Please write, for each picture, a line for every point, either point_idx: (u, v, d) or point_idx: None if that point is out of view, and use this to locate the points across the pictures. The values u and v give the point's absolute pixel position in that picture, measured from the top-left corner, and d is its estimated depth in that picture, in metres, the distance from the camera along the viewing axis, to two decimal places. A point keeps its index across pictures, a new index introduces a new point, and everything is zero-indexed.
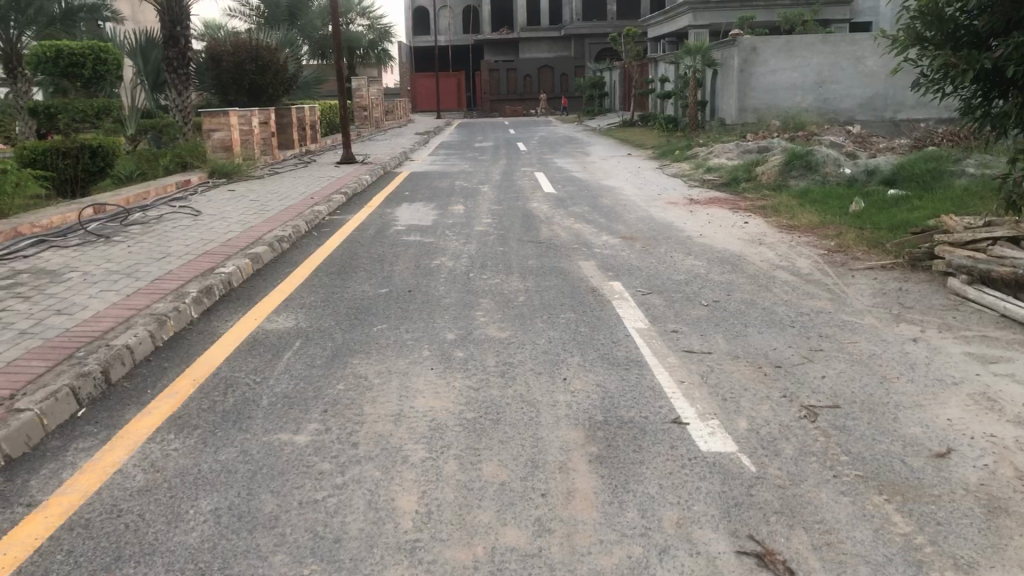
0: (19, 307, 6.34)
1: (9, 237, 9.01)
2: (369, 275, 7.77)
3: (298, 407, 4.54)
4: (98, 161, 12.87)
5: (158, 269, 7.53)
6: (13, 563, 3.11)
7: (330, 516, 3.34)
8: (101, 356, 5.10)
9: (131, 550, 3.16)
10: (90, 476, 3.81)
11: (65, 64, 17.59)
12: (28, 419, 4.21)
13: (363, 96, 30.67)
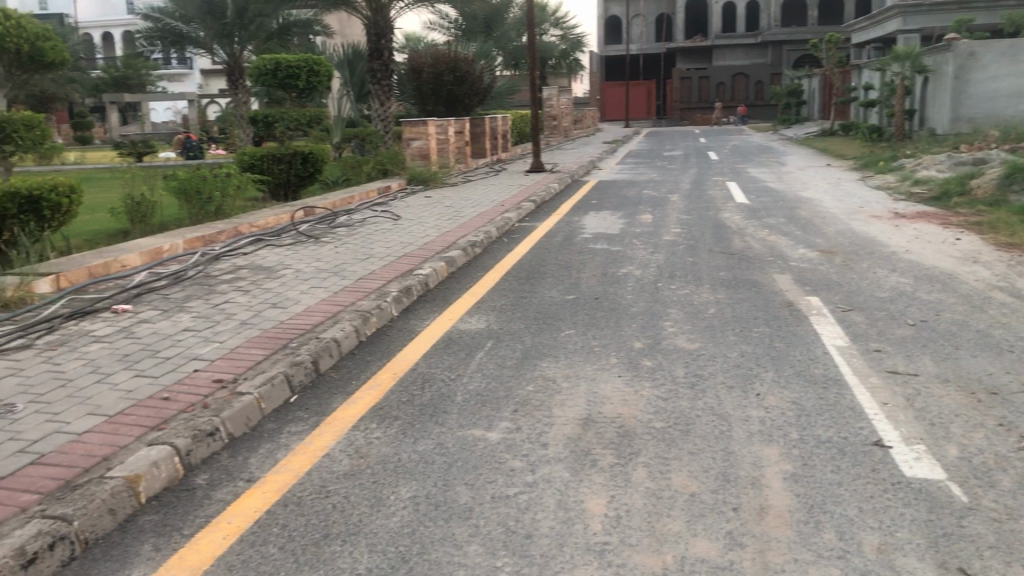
0: (239, 300, 6.89)
1: (230, 236, 9.78)
2: (558, 281, 7.89)
3: (490, 406, 4.68)
4: (309, 167, 13.69)
5: (361, 269, 7.98)
6: (236, 531, 3.41)
7: (521, 512, 3.44)
8: (312, 348, 5.48)
9: (338, 529, 3.38)
10: (301, 457, 4.11)
11: (283, 75, 18.82)
12: (248, 401, 4.59)
13: (554, 106, 31.14)
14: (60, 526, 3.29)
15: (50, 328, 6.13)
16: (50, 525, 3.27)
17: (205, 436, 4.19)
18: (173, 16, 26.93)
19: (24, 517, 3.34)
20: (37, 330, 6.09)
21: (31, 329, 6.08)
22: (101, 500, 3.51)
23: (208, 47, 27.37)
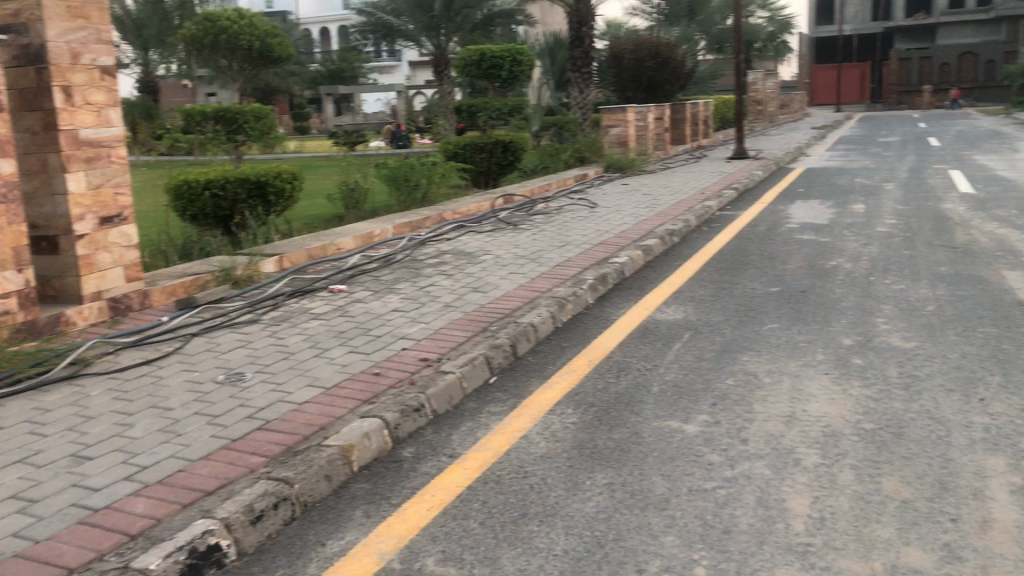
0: (443, 283, 7.17)
1: (435, 221, 10.17)
2: (760, 272, 7.65)
3: (687, 398, 4.62)
4: (509, 155, 13.90)
5: (559, 256, 8.07)
6: (440, 504, 3.57)
7: (719, 507, 3.38)
8: (511, 331, 5.62)
9: (535, 509, 3.46)
10: (501, 437, 4.23)
11: (487, 66, 19.36)
12: (451, 380, 4.78)
13: (759, 91, 30.11)
14: (283, 488, 3.57)
15: (275, 305, 6.64)
16: (274, 486, 3.55)
17: (412, 411, 4.40)
18: (384, 11, 28.26)
19: (252, 477, 3.65)
20: (262, 306, 6.61)
21: (257, 305, 6.60)
22: (318, 466, 3.77)
23: (417, 39, 28.51)
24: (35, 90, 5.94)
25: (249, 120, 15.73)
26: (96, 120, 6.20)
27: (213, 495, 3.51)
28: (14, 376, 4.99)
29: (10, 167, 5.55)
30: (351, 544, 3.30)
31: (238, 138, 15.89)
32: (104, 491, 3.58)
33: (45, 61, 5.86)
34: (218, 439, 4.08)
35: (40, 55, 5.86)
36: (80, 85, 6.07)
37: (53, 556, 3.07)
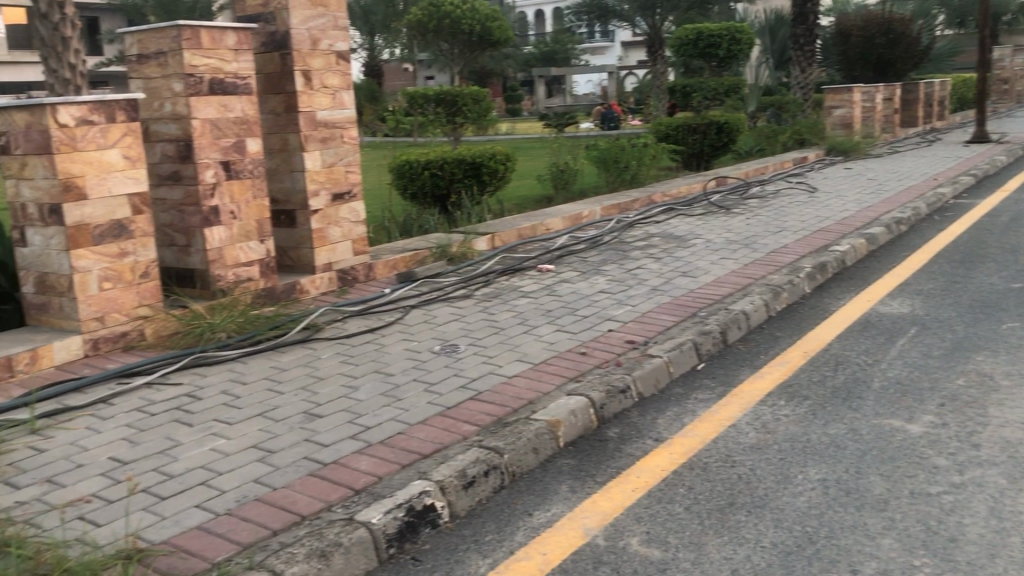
0: (651, 267, 7.12)
1: (645, 203, 10.10)
2: (1001, 266, 7.04)
3: (912, 396, 4.36)
4: (723, 137, 13.54)
5: (774, 242, 7.80)
6: (645, 486, 3.58)
7: (944, 513, 3.17)
8: (721, 318, 5.51)
9: (743, 499, 3.39)
10: (708, 424, 4.17)
11: (704, 45, 18.92)
12: (658, 364, 4.76)
13: (1006, 68, 27.54)
14: (493, 456, 3.70)
15: (487, 282, 6.86)
16: (485, 454, 3.70)
17: (618, 392, 4.43)
18: None
19: (465, 444, 3.82)
20: (475, 282, 6.85)
21: (471, 281, 6.85)
22: (527, 438, 3.88)
23: (631, 20, 28.34)
24: (279, 74, 6.43)
25: (468, 103, 16.28)
26: (331, 103, 6.63)
27: (428, 458, 3.71)
28: (254, 337, 5.47)
29: (256, 145, 6.06)
30: (557, 517, 3.38)
31: (457, 120, 16.55)
32: (332, 447, 3.87)
33: (288, 47, 6.32)
34: (434, 406, 4.29)
35: (284, 41, 6.34)
36: (318, 69, 6.51)
37: (288, 503, 3.36)
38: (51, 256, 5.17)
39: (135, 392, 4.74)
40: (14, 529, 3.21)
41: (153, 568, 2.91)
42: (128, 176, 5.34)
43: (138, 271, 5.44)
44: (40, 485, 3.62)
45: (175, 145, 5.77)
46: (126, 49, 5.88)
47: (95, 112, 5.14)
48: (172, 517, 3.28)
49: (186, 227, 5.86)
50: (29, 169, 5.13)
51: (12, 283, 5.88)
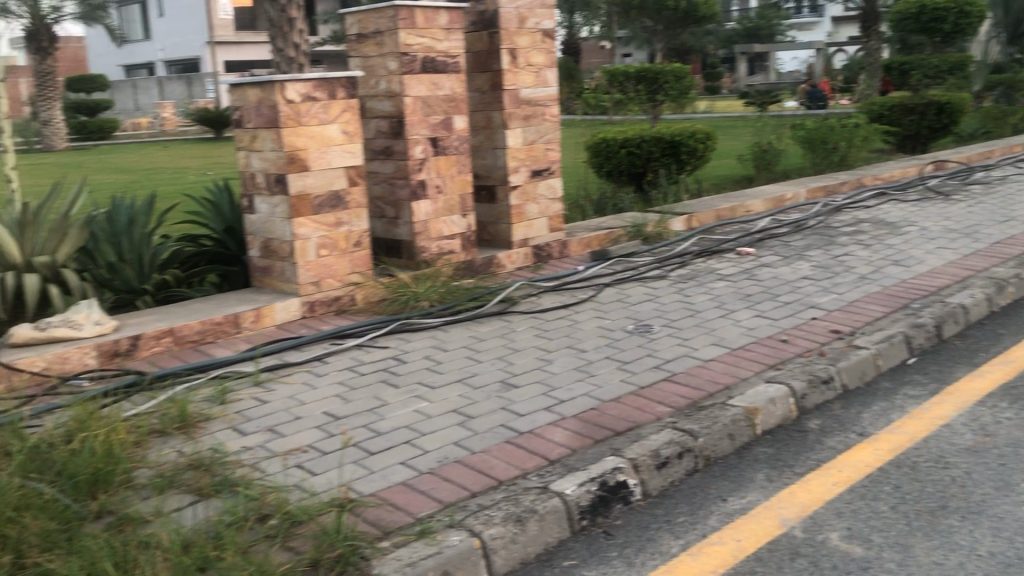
0: (860, 253, 6.78)
1: (853, 187, 9.61)
2: None
3: None
4: (944, 119, 12.62)
5: (999, 233, 7.21)
6: (848, 480, 3.44)
7: None
8: (937, 311, 5.17)
9: (957, 504, 3.20)
10: (919, 422, 3.95)
11: (926, 19, 17.64)
12: (865, 356, 4.54)
13: None
14: (687, 439, 3.68)
15: (683, 263, 6.77)
16: (679, 436, 3.68)
17: (820, 383, 4.27)
18: None
19: (659, 425, 3.81)
20: (671, 263, 6.78)
21: (667, 262, 6.79)
22: (723, 423, 3.82)
23: None
24: (487, 52, 6.59)
25: (670, 80, 16.02)
26: (535, 81, 6.73)
27: (622, 435, 3.73)
28: (455, 307, 5.69)
29: (463, 122, 6.26)
30: (753, 505, 3.32)
31: (657, 97, 16.37)
32: (527, 417, 3.97)
33: (496, 26, 6.47)
34: (627, 384, 4.31)
35: (493, 21, 6.50)
36: (524, 48, 6.62)
37: (486, 467, 3.49)
38: (275, 223, 5.59)
39: (346, 352, 5.05)
40: (243, 470, 3.52)
41: (363, 517, 3.12)
42: (345, 150, 5.67)
43: (352, 240, 5.78)
44: (264, 433, 3.94)
45: (389, 121, 6.05)
46: (347, 29, 6.20)
47: (319, 89, 5.49)
48: (380, 472, 3.48)
49: (395, 200, 6.16)
50: (258, 141, 5.55)
51: (239, 246, 6.36)
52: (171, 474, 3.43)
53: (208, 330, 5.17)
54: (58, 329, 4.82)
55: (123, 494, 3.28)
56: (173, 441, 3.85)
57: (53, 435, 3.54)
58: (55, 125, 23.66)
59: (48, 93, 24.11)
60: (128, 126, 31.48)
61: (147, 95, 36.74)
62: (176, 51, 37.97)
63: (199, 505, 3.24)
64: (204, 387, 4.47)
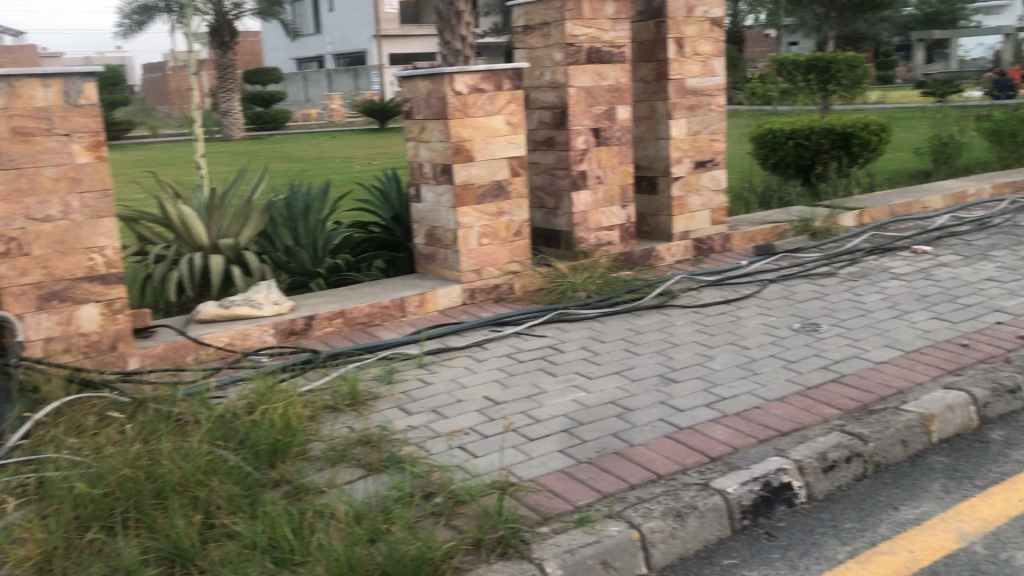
0: None
1: None
2: None
3: None
4: None
5: None
6: None
7: None
8: None
9: None
10: None
11: None
12: None
13: None
14: (857, 443, 3.54)
15: (852, 261, 6.49)
16: (848, 440, 3.54)
17: (1005, 392, 4.01)
18: None
19: (825, 427, 3.69)
20: (839, 260, 6.51)
21: (835, 259, 6.53)
22: (896, 429, 3.65)
23: None
24: (653, 42, 6.52)
25: (842, 69, 15.25)
26: (702, 70, 6.62)
27: (787, 436, 3.64)
28: (613, 298, 5.67)
29: (627, 113, 6.23)
30: (928, 516, 3.16)
31: (829, 86, 15.72)
32: (688, 412, 3.92)
33: (664, 15, 6.40)
34: (792, 384, 4.18)
35: (660, 10, 6.42)
36: (691, 37, 6.52)
37: (645, 460, 3.47)
38: (440, 212, 5.75)
39: (505, 339, 5.14)
40: (409, 448, 3.66)
41: (524, 502, 3.18)
42: (509, 140, 5.76)
43: (512, 229, 5.87)
44: (428, 413, 4.08)
45: (552, 112, 6.09)
46: (514, 21, 6.28)
47: (486, 81, 5.60)
48: (539, 458, 3.53)
49: (556, 191, 6.19)
50: (427, 132, 5.72)
51: (405, 235, 6.58)
52: (343, 448, 3.62)
53: (375, 313, 5.38)
54: (240, 308, 5.14)
55: (298, 464, 3.47)
56: (343, 417, 4.04)
57: (237, 405, 3.77)
58: (234, 115, 25.13)
59: (228, 85, 25.62)
60: (300, 117, 33.07)
61: (317, 87, 38.46)
62: (344, 44, 39.53)
63: (369, 479, 3.40)
64: (372, 367, 4.66)
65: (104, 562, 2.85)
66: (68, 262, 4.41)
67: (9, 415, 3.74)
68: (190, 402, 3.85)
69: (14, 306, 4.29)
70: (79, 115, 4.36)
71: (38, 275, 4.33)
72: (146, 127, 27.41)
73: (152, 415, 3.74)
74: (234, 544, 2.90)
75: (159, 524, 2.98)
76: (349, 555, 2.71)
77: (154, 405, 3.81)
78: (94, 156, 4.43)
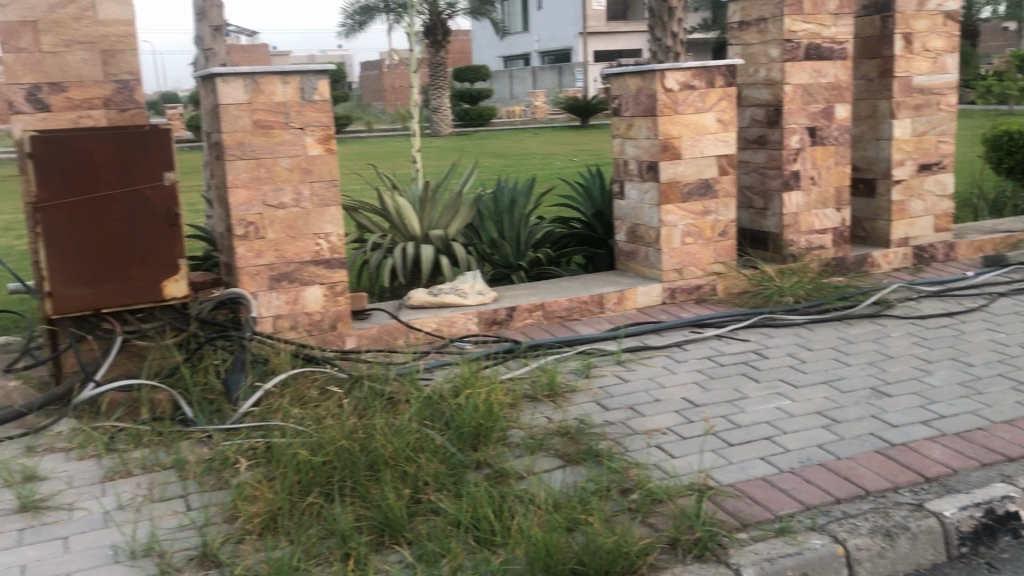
0: None
1: None
2: None
3: None
4: None
5: None
6: None
7: None
8: None
9: None
10: None
11: None
12: None
13: None
14: None
15: None
16: None
17: None
18: None
19: None
20: None
21: None
22: None
23: None
24: (878, 38, 6.19)
25: None
26: (931, 67, 6.23)
27: (1016, 462, 3.38)
28: (822, 305, 5.45)
29: (845, 111, 5.98)
30: None
31: None
32: (902, 428, 3.71)
33: (891, 10, 6.06)
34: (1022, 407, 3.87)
35: (888, 3, 6.08)
36: (922, 32, 6.15)
37: (853, 475, 3.33)
38: (644, 209, 5.73)
39: (707, 341, 5.06)
40: (607, 443, 3.69)
41: (723, 506, 3.12)
42: (719, 138, 5.66)
43: (718, 229, 5.77)
44: (626, 410, 4.09)
45: (765, 110, 5.92)
46: (729, 17, 6.13)
47: (698, 78, 5.53)
48: (739, 463, 3.47)
49: (766, 190, 6.02)
50: (634, 129, 5.71)
51: (606, 231, 6.59)
52: (542, 437, 3.70)
53: (575, 308, 5.45)
54: (448, 296, 5.36)
55: (499, 450, 3.59)
56: (542, 407, 4.14)
57: (443, 387, 3.94)
58: (443, 112, 26.10)
59: (439, 82, 26.68)
60: (504, 114, 33.90)
61: (522, 85, 39.24)
62: (550, 43, 40.08)
63: (567, 471, 3.46)
64: (571, 360, 4.73)
65: (322, 526, 3.08)
66: (297, 246, 4.76)
67: (242, 383, 4.08)
68: (400, 382, 4.07)
69: (250, 284, 4.70)
70: (312, 111, 4.71)
71: (270, 257, 4.71)
72: (362, 122, 29.03)
73: (366, 392, 3.98)
74: (439, 520, 3.05)
75: (371, 496, 3.18)
76: (547, 541, 2.77)
77: (368, 383, 4.05)
78: (324, 149, 4.76)
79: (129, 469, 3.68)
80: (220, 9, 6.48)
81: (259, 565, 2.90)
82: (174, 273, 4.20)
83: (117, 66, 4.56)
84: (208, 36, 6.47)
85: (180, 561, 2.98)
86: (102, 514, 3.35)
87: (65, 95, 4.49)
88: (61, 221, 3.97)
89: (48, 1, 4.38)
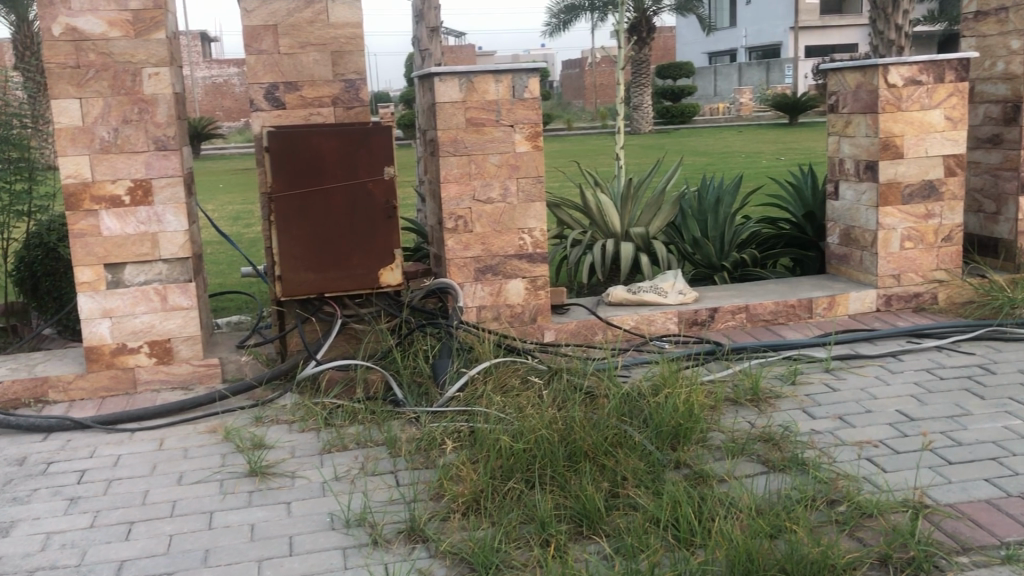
0: None
1: None
2: None
3: None
4: None
5: None
6: None
7: None
8: None
9: None
10: None
11: None
12: None
13: None
14: None
15: None
16: None
17: None
18: None
19: None
20: None
21: None
22: None
23: None
24: None
25: None
26: None
27: None
28: None
29: None
30: None
31: None
32: None
33: None
34: None
35: None
36: None
37: None
38: (860, 211, 5.46)
39: (925, 353, 4.76)
40: (813, 452, 3.56)
41: (940, 527, 2.94)
42: (947, 137, 5.30)
43: (942, 234, 5.41)
44: (834, 420, 3.93)
45: (1001, 106, 5.49)
46: (963, 7, 5.72)
47: (925, 72, 5.20)
48: (959, 483, 3.25)
49: (998, 193, 5.58)
50: (852, 126, 5.45)
51: (817, 233, 6.29)
52: (744, 441, 3.61)
53: (780, 312, 5.28)
54: (647, 294, 5.35)
55: (699, 451, 3.55)
56: (744, 411, 4.04)
57: (642, 385, 3.90)
58: (644, 109, 25.96)
59: (641, 80, 26.54)
60: (707, 111, 33.21)
61: (728, 82, 38.24)
62: (758, 37, 38.82)
63: (769, 477, 3.37)
64: (777, 365, 4.58)
65: (523, 511, 3.16)
66: (503, 240, 4.91)
67: (450, 369, 4.25)
68: (598, 378, 4.09)
69: (457, 275, 4.88)
70: (522, 108, 4.84)
71: (477, 249, 4.88)
72: (563, 120, 29.36)
73: (565, 385, 4.04)
74: (637, 515, 3.07)
75: (570, 485, 3.24)
76: (748, 547, 2.72)
77: (567, 376, 4.12)
78: (532, 146, 4.87)
79: (345, 443, 3.94)
80: (437, 11, 6.76)
81: (463, 544, 3.02)
82: (389, 263, 4.45)
83: (345, 66, 4.87)
84: (425, 36, 6.77)
85: (390, 533, 3.16)
86: (320, 483, 3.60)
87: (299, 94, 4.85)
88: (291, 211, 4.30)
89: (287, 7, 4.74)
